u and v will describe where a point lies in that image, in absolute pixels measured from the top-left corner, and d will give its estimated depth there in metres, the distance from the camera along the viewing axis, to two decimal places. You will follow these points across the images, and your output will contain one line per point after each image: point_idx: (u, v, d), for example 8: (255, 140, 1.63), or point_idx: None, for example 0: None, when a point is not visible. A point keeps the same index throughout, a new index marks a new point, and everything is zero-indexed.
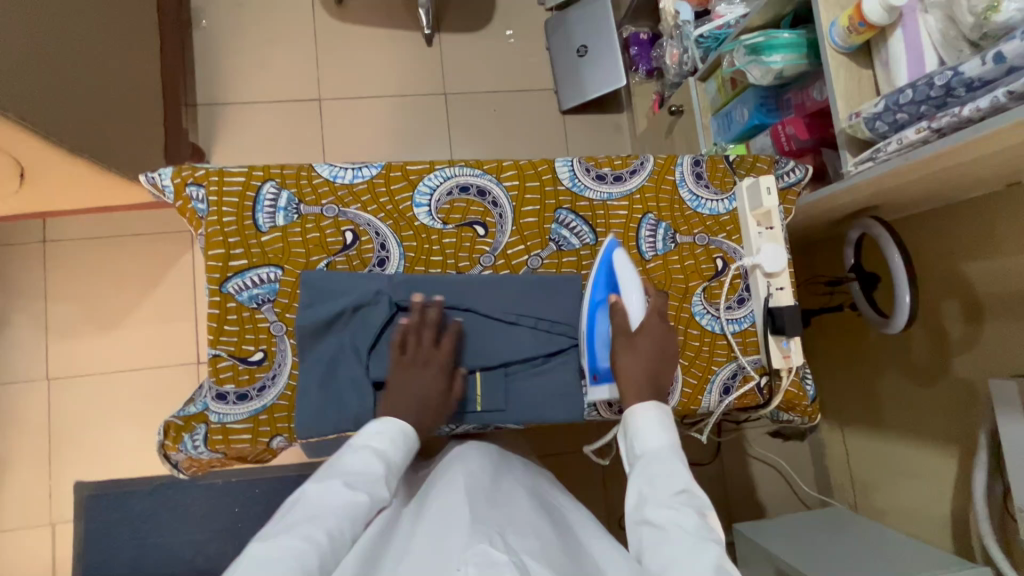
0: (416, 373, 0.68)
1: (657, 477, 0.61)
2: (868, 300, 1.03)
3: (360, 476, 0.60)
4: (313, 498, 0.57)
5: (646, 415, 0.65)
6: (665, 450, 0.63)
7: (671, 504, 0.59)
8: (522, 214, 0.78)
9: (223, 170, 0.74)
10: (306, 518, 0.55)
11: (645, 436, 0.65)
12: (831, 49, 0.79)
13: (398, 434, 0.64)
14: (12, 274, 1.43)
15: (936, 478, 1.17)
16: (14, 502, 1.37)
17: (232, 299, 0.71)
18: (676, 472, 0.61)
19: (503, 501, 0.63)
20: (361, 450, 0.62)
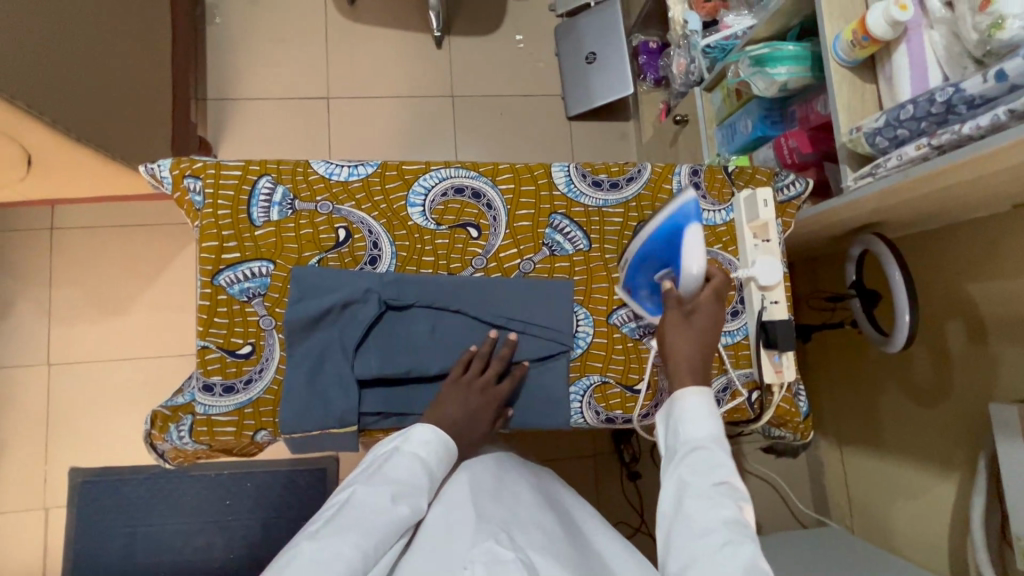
0: (473, 398, 0.68)
1: (699, 467, 0.61)
2: (869, 317, 1.01)
3: (404, 485, 0.60)
4: (360, 499, 0.57)
5: (694, 402, 0.65)
6: (711, 439, 0.63)
7: (710, 496, 0.59)
8: (516, 217, 0.78)
9: (221, 163, 0.74)
10: (353, 523, 0.55)
11: (692, 423, 0.64)
12: (835, 63, 0.78)
13: (442, 451, 0.64)
14: (17, 260, 1.45)
15: (935, 499, 1.14)
16: (8, 484, 1.38)
17: (223, 292, 0.72)
18: (718, 462, 0.61)
19: (513, 496, 0.67)
20: (405, 458, 0.62)
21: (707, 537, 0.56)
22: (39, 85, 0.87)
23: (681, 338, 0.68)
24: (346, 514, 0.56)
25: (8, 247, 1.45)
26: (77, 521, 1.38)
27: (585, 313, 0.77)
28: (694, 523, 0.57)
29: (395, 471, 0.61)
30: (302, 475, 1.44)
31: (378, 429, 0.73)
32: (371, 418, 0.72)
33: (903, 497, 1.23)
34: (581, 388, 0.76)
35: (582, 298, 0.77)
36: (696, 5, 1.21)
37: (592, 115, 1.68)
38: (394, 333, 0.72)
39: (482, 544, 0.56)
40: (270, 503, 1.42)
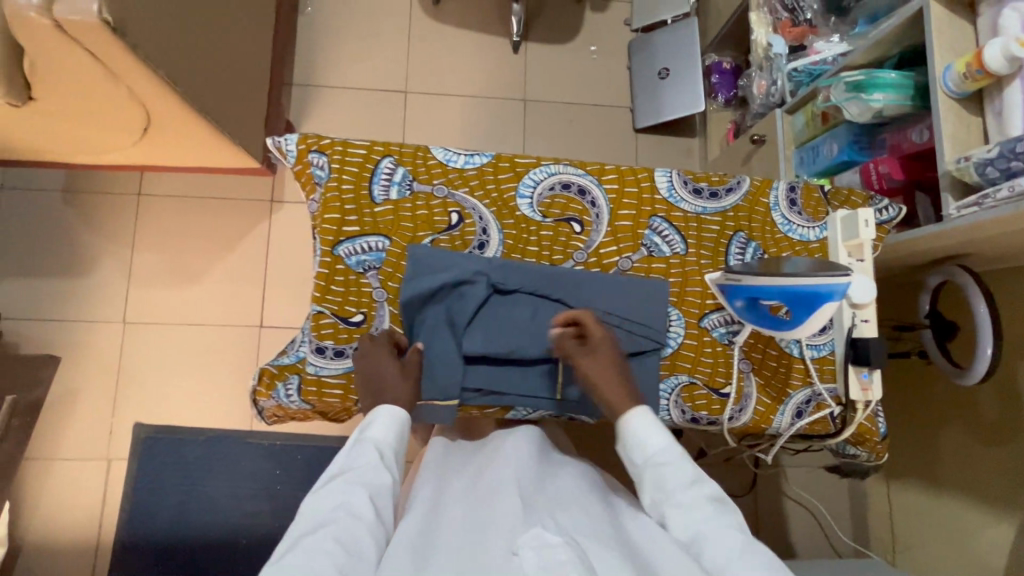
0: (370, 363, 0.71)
1: (668, 478, 0.63)
2: (940, 349, 1.02)
3: (357, 473, 0.62)
4: (316, 506, 0.59)
5: (638, 420, 0.67)
6: (670, 447, 0.64)
7: (697, 496, 0.61)
8: (618, 217, 0.81)
9: (348, 141, 0.79)
10: (312, 528, 0.56)
11: (645, 440, 0.66)
12: (943, 92, 0.80)
13: (391, 422, 0.67)
14: (105, 220, 1.53)
15: (987, 536, 1.14)
16: (76, 432, 1.44)
17: (341, 262, 0.76)
18: (682, 467, 0.63)
19: (541, 486, 0.65)
20: (356, 447, 0.65)
21: (717, 534, 0.58)
22: (178, 57, 0.93)
23: (599, 373, 0.70)
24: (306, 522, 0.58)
25: (98, 207, 1.53)
26: (137, 474, 1.44)
27: (677, 315, 0.80)
28: (690, 523, 0.60)
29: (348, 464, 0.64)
30: None
31: (474, 406, 0.77)
32: (471, 394, 0.76)
33: (952, 532, 1.23)
34: (669, 385, 0.78)
35: (675, 299, 0.80)
36: (782, 28, 1.25)
37: (659, 128, 1.71)
38: (495, 316, 0.76)
39: (531, 531, 0.56)
40: (318, 476, 1.47)
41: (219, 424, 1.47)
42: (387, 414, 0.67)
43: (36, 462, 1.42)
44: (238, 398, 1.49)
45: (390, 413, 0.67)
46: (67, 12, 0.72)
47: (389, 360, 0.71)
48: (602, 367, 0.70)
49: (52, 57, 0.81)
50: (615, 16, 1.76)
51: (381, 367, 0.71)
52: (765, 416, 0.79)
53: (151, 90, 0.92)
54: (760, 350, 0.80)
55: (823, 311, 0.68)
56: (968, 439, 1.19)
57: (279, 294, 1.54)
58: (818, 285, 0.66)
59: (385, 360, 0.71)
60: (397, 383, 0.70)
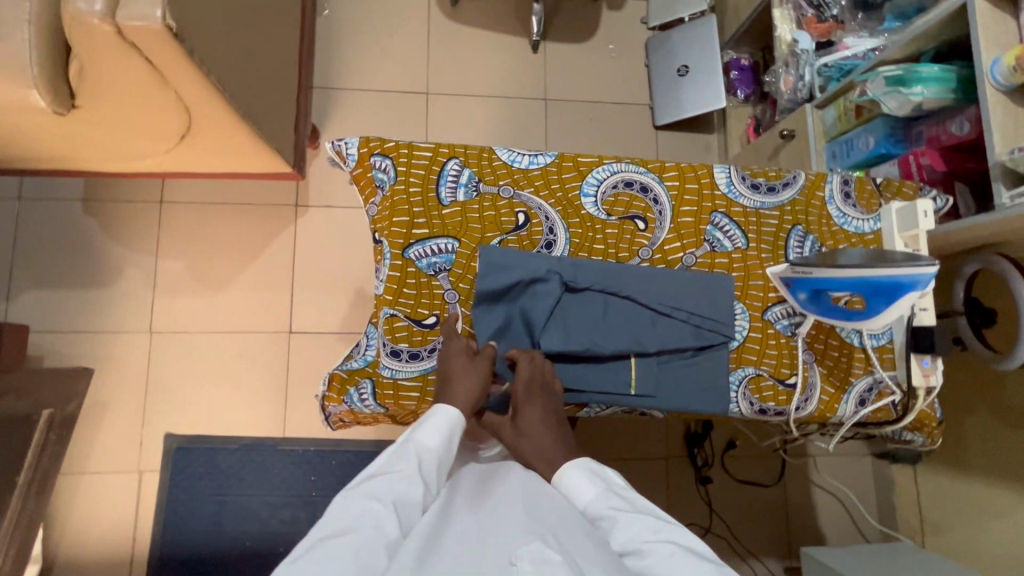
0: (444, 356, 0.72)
1: (606, 528, 0.60)
2: (976, 335, 1.03)
3: (393, 482, 0.59)
4: (344, 509, 0.57)
5: (567, 474, 0.65)
6: (600, 495, 0.62)
7: (637, 536, 0.58)
8: (680, 213, 0.82)
9: (413, 144, 0.79)
10: (334, 531, 0.54)
11: (578, 492, 0.64)
12: (990, 85, 0.83)
13: (443, 431, 0.65)
14: (127, 229, 1.50)
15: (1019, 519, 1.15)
16: (105, 445, 1.42)
17: (412, 264, 0.76)
18: (620, 508, 0.61)
19: (545, 499, 0.61)
20: (396, 454, 0.62)
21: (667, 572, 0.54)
22: (228, 62, 0.92)
23: (524, 441, 0.68)
24: (327, 524, 0.55)
25: (119, 216, 1.50)
26: (169, 486, 1.42)
27: (742, 309, 0.81)
28: (650, 562, 0.56)
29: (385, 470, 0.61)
30: None
31: None
32: None
33: (984, 515, 1.24)
34: (737, 378, 0.80)
35: (739, 293, 0.81)
36: (807, 25, 1.27)
37: (678, 125, 1.73)
38: (567, 315, 0.76)
39: (529, 545, 0.52)
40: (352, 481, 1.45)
41: (251, 432, 1.46)
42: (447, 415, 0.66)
43: (65, 477, 1.40)
44: (268, 406, 1.48)
45: (443, 418, 0.66)
46: (131, 19, 0.71)
47: (460, 355, 0.71)
48: (526, 433, 0.68)
49: (106, 65, 0.80)
50: (631, 15, 1.78)
51: (452, 363, 0.71)
52: (830, 405, 0.81)
53: (198, 96, 0.91)
54: (822, 340, 0.82)
55: (905, 300, 0.69)
56: (994, 422, 1.20)
57: (306, 298, 1.52)
58: (900, 276, 0.67)
59: (458, 355, 0.71)
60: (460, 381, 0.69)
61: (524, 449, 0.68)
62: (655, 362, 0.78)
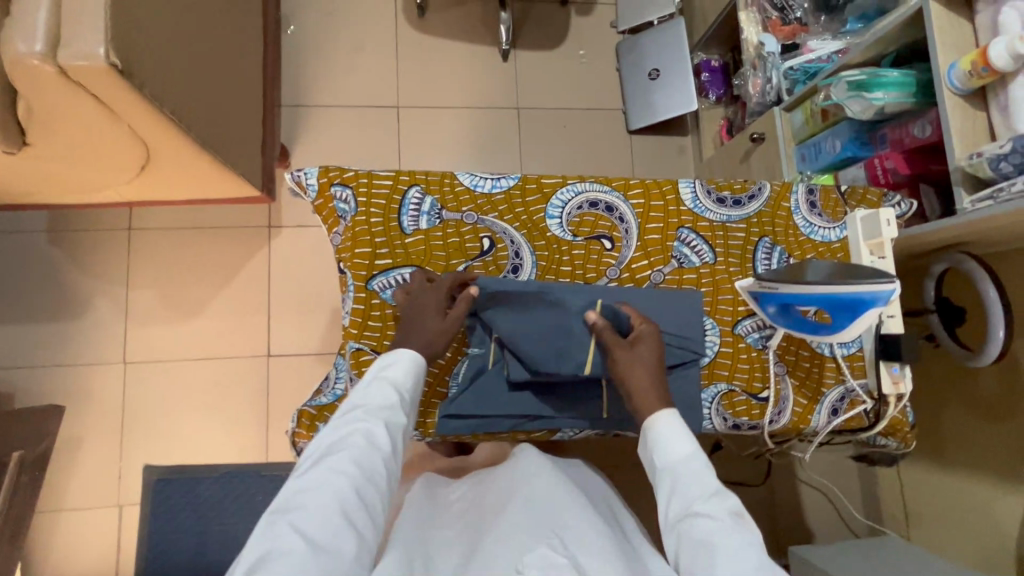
0: (416, 305, 0.72)
1: (688, 482, 0.61)
2: (948, 331, 1.05)
3: (375, 406, 0.64)
4: (335, 430, 0.63)
5: (666, 422, 0.66)
6: (693, 454, 0.63)
7: (716, 503, 0.59)
8: (646, 231, 0.81)
9: (372, 172, 0.78)
10: (330, 449, 0.61)
11: (672, 442, 0.64)
12: (948, 90, 0.83)
13: (409, 363, 0.68)
14: (95, 259, 1.47)
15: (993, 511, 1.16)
16: (83, 480, 1.39)
17: (376, 296, 0.76)
18: (707, 472, 0.62)
19: (544, 503, 0.71)
20: (374, 381, 0.66)
21: (732, 547, 0.55)
22: (182, 93, 0.90)
23: (637, 366, 0.70)
24: (322, 444, 0.61)
25: (87, 246, 1.47)
26: (151, 519, 1.40)
27: (712, 324, 0.81)
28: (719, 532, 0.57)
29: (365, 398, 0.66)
30: None
31: (521, 430, 0.77)
32: (519, 421, 0.76)
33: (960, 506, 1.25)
34: (710, 394, 0.80)
35: (709, 308, 0.81)
36: (772, 27, 1.27)
37: (651, 129, 1.73)
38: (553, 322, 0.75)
39: (536, 551, 0.63)
40: None
41: (233, 459, 1.44)
42: (406, 358, 0.67)
43: (42, 515, 1.37)
44: (249, 431, 1.46)
45: (411, 356, 0.69)
46: (73, 59, 0.69)
47: (434, 309, 0.71)
48: (642, 361, 0.71)
49: (52, 103, 0.77)
50: (601, 20, 1.77)
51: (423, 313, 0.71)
52: (803, 416, 0.81)
53: (153, 129, 0.89)
54: (793, 352, 0.82)
55: (866, 317, 0.69)
56: (968, 415, 1.21)
57: (284, 320, 1.50)
58: (859, 291, 0.67)
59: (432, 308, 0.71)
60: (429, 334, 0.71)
61: (633, 375, 0.70)
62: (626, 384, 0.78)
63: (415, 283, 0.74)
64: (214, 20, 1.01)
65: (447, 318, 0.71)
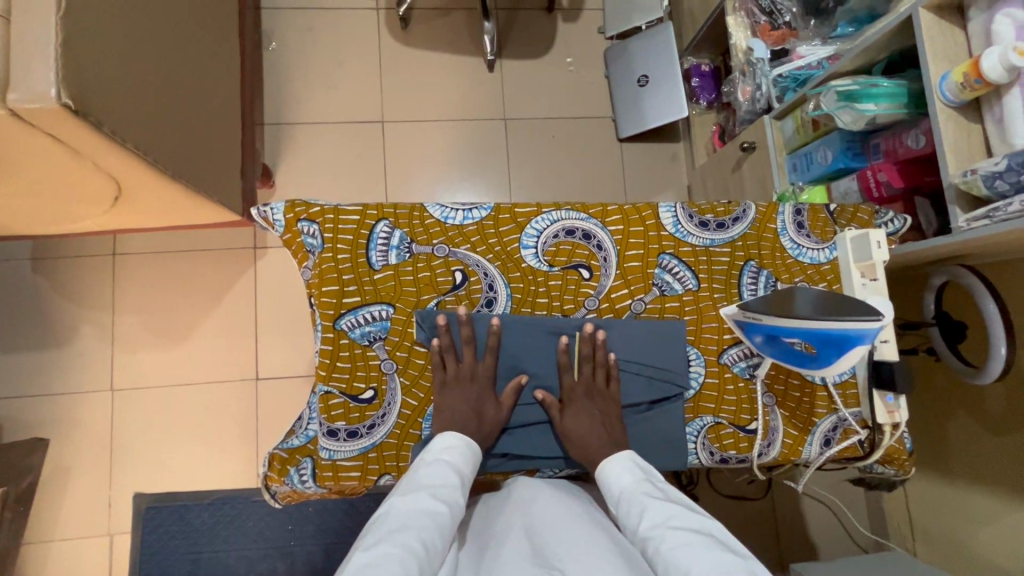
0: (464, 386, 0.72)
1: (633, 511, 0.63)
2: (950, 346, 1.01)
3: (439, 489, 0.63)
4: (400, 509, 0.61)
5: (611, 462, 0.69)
6: (636, 482, 0.66)
7: (663, 520, 0.60)
8: (626, 258, 0.78)
9: (338, 207, 0.75)
10: (397, 527, 0.58)
11: (616, 478, 0.67)
12: (941, 103, 0.79)
13: (466, 448, 0.68)
14: (80, 286, 1.45)
15: (1001, 531, 1.10)
16: (72, 510, 1.38)
17: (345, 336, 0.73)
18: (653, 497, 0.64)
19: (543, 524, 0.63)
20: (434, 464, 0.66)
21: (685, 553, 0.56)
22: (148, 126, 0.88)
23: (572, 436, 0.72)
24: (387, 523, 0.59)
25: (71, 272, 1.45)
26: (140, 548, 1.38)
27: (696, 354, 0.78)
28: (671, 546, 0.57)
29: (425, 478, 0.65)
30: (361, 502, 1.42)
31: (498, 471, 0.76)
32: (497, 460, 0.75)
33: (968, 521, 1.18)
34: (695, 428, 0.77)
35: (693, 338, 0.78)
36: (761, 32, 1.22)
37: (643, 136, 1.69)
38: (514, 348, 0.74)
39: None
40: (331, 528, 1.41)
41: (223, 485, 1.43)
42: (465, 444, 0.68)
43: (33, 545, 1.36)
44: (239, 456, 1.44)
45: (465, 441, 0.69)
46: (22, 102, 0.66)
47: (488, 398, 0.72)
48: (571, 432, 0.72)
49: (10, 145, 0.75)
50: (588, 25, 1.73)
51: (462, 392, 0.71)
52: (794, 448, 0.78)
53: (119, 163, 0.87)
54: (782, 381, 0.79)
55: (853, 353, 0.66)
56: (977, 428, 1.14)
57: (271, 343, 1.48)
58: (844, 328, 0.63)
59: (464, 385, 0.72)
60: (471, 417, 0.71)
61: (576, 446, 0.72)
62: None
63: (466, 365, 0.72)
64: (179, 50, 0.98)
65: (504, 405, 0.73)
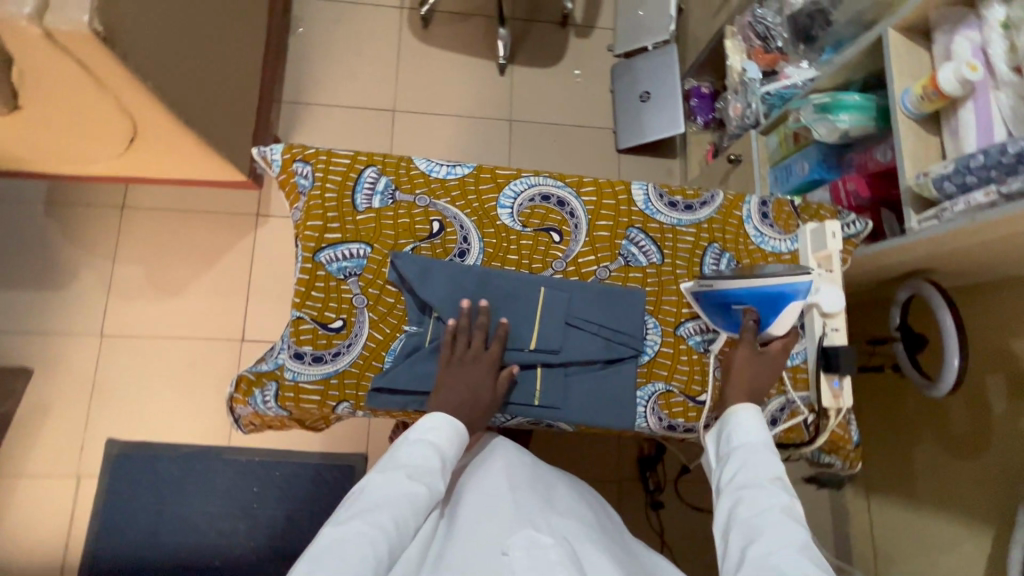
0: (468, 368, 0.73)
1: (743, 462, 0.67)
2: (911, 360, 1.03)
3: (419, 470, 0.66)
4: (377, 488, 0.64)
5: (748, 416, 0.71)
6: (757, 440, 0.69)
7: (767, 482, 0.64)
8: (595, 227, 0.83)
9: (332, 151, 0.81)
10: (371, 505, 0.61)
11: (743, 432, 0.70)
12: (902, 114, 0.85)
13: (452, 431, 0.70)
14: (86, 232, 1.51)
15: (957, 557, 1.09)
16: (46, 448, 1.40)
17: (322, 268, 0.77)
18: (767, 457, 0.67)
19: (530, 487, 0.75)
20: (416, 445, 0.68)
21: (767, 516, 0.60)
22: (168, 69, 0.95)
23: (746, 367, 0.75)
24: (363, 500, 0.62)
25: (80, 219, 1.52)
26: (107, 493, 1.39)
27: (654, 323, 0.81)
28: (760, 506, 0.62)
29: (405, 458, 0.67)
30: (330, 471, 1.44)
31: None
32: None
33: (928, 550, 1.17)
34: (646, 393, 0.80)
35: (652, 308, 0.82)
36: (755, 55, 1.29)
37: (641, 150, 1.76)
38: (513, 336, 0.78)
39: (522, 532, 0.66)
40: (296, 494, 1.42)
41: (194, 440, 1.44)
42: (451, 428, 0.69)
43: (2, 479, 1.38)
44: (214, 413, 1.46)
45: (454, 427, 0.70)
46: (56, 22, 0.73)
47: (486, 383, 0.74)
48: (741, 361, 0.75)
49: (41, 69, 0.82)
50: (598, 43, 1.83)
51: (465, 374, 0.73)
52: None
53: (138, 101, 0.94)
54: None
55: (791, 310, 0.74)
56: (940, 451, 1.15)
57: (261, 307, 1.53)
58: (780, 285, 0.72)
59: (470, 369, 0.73)
60: (464, 402, 0.72)
61: (737, 377, 0.74)
62: (562, 373, 0.79)
63: (474, 347, 0.74)
64: (208, 9, 1.06)
65: (500, 392, 0.75)
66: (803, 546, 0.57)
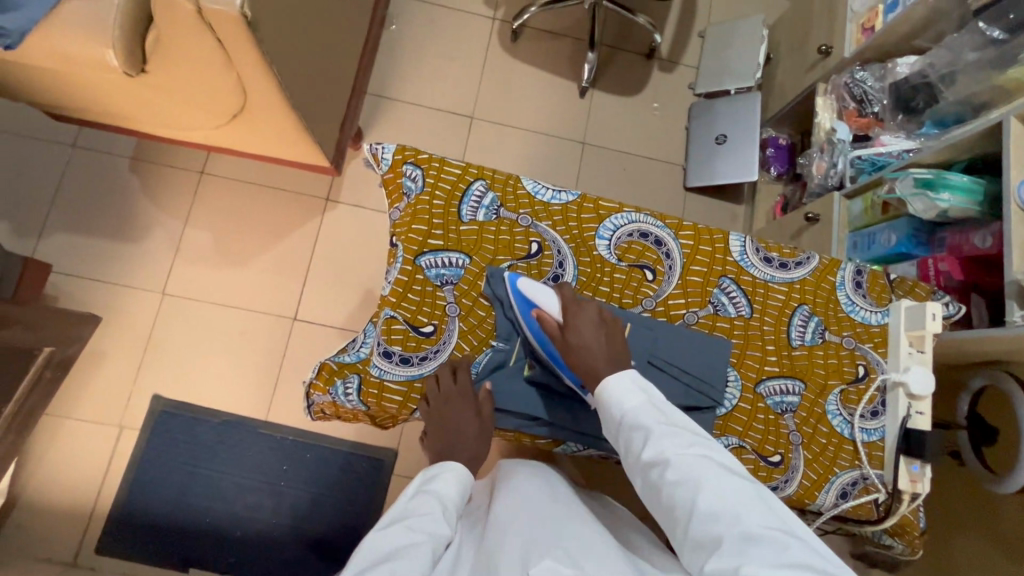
0: (448, 414, 0.77)
1: (634, 438, 0.64)
2: (977, 451, 1.01)
3: (421, 520, 0.68)
4: (379, 544, 0.64)
5: (617, 385, 0.67)
6: (640, 405, 0.65)
7: (672, 444, 0.61)
8: (689, 271, 0.83)
9: (445, 159, 0.83)
10: (375, 560, 0.61)
11: (617, 402, 0.66)
12: (1017, 204, 0.84)
13: (454, 477, 0.77)
14: (164, 192, 1.56)
15: None
16: (94, 393, 1.44)
17: (421, 272, 0.79)
18: (654, 419, 0.64)
19: (550, 518, 0.72)
20: (421, 497, 0.72)
21: (688, 484, 0.58)
22: (289, 56, 0.98)
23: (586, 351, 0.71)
24: (366, 557, 0.62)
25: (160, 179, 1.57)
26: (144, 447, 1.42)
27: (736, 375, 0.82)
28: (679, 479, 0.59)
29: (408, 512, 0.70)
30: (359, 461, 1.45)
31: (527, 433, 0.81)
32: (528, 422, 0.80)
33: None
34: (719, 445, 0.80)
35: (736, 360, 0.82)
36: (847, 116, 1.26)
37: (709, 191, 1.75)
38: None
39: (542, 563, 0.63)
40: (323, 479, 1.44)
41: (234, 409, 1.47)
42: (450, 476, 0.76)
43: (50, 417, 1.42)
44: (257, 386, 1.49)
45: (454, 473, 0.77)
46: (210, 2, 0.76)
47: (471, 422, 0.77)
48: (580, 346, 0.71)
49: (181, 41, 0.86)
50: (680, 79, 1.83)
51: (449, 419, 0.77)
52: (810, 491, 0.79)
53: (258, 82, 0.97)
54: (812, 424, 0.81)
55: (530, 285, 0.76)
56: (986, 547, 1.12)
57: (317, 289, 1.56)
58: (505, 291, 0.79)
59: (454, 412, 0.76)
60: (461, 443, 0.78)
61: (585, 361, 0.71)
62: None
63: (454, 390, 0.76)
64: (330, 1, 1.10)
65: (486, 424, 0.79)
66: (732, 504, 0.56)
